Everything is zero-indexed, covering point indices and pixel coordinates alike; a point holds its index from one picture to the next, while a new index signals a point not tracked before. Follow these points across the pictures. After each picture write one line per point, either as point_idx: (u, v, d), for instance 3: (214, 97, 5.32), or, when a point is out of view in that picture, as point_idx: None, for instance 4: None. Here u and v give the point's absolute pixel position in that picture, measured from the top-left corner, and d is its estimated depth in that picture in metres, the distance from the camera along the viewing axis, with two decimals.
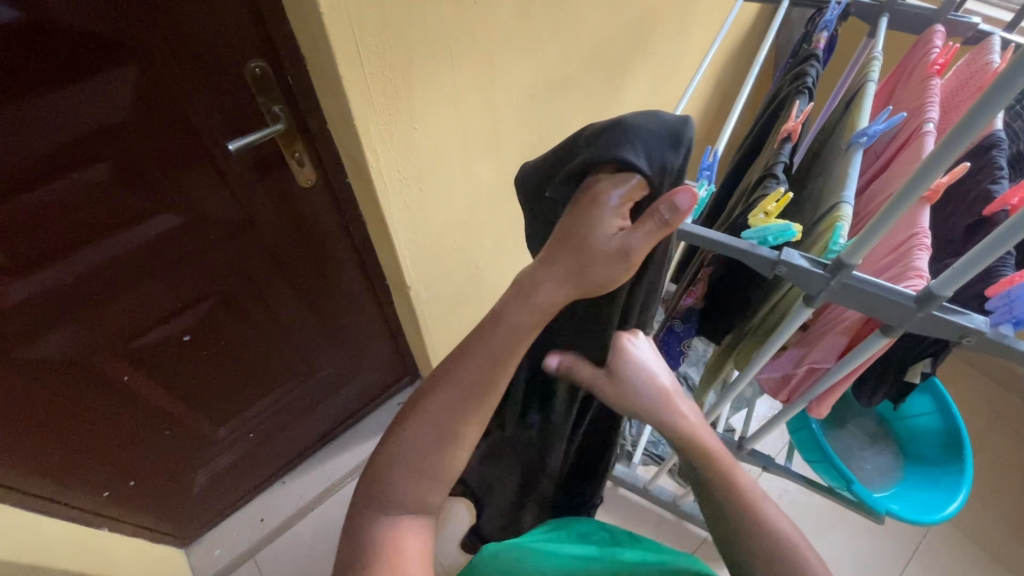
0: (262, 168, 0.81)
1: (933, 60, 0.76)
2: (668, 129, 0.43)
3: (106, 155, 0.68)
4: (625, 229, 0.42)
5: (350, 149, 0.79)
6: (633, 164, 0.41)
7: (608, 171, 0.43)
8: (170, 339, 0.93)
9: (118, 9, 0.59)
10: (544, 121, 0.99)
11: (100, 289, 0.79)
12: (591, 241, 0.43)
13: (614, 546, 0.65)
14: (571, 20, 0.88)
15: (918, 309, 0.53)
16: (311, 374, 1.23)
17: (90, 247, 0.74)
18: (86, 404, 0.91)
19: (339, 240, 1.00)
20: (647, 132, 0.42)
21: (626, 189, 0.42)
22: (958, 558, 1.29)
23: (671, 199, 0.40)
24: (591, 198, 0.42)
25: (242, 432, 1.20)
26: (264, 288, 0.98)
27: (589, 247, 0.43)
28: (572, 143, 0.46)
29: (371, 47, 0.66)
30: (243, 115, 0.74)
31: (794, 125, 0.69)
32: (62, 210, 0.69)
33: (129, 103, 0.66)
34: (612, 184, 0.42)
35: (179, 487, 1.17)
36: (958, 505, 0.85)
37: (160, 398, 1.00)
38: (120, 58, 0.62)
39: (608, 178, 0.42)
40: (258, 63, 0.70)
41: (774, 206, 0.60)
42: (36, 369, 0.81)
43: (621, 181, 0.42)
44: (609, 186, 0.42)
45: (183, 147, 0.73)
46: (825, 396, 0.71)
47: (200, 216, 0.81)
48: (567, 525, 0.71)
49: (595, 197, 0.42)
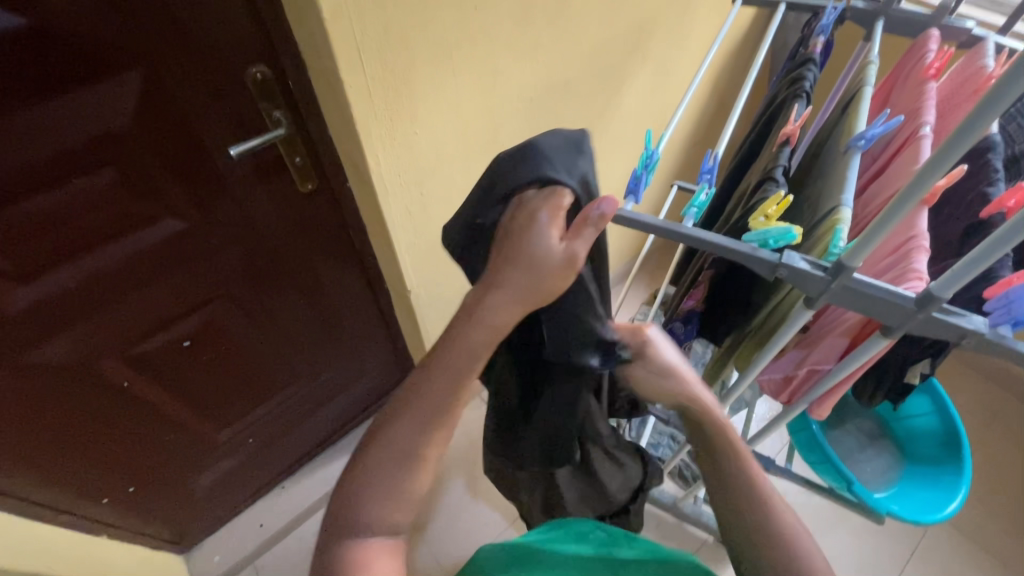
0: (263, 173, 0.81)
1: (928, 64, 0.78)
2: (567, 141, 0.49)
3: (108, 161, 0.68)
4: (564, 237, 0.46)
5: (351, 154, 0.80)
6: (558, 181, 0.46)
7: (535, 191, 0.47)
8: (171, 344, 0.93)
9: (121, 15, 0.59)
10: (544, 125, 0.99)
11: (102, 295, 0.79)
12: (540, 258, 0.46)
13: (612, 545, 0.66)
14: (570, 24, 0.88)
15: (918, 311, 0.53)
16: (312, 379, 1.23)
17: (93, 253, 0.74)
18: (86, 410, 0.90)
19: (340, 244, 1.00)
20: (554, 148, 0.48)
21: (555, 203, 0.46)
22: (957, 558, 1.29)
23: (595, 207, 0.45)
24: (526, 220, 0.46)
25: (242, 438, 1.20)
26: (264, 292, 0.98)
27: (538, 263, 0.46)
28: (490, 173, 0.50)
29: (373, 53, 0.67)
30: (244, 119, 0.74)
31: (792, 129, 0.70)
32: (65, 216, 0.69)
33: (132, 109, 0.66)
34: (541, 204, 0.46)
35: (178, 494, 1.17)
36: (957, 505, 0.85)
37: (161, 404, 0.99)
38: (122, 64, 0.62)
39: (539, 198, 0.46)
40: (260, 69, 0.70)
41: (774, 209, 0.61)
42: (37, 375, 0.81)
43: (547, 198, 0.46)
44: (535, 207, 0.46)
45: (186, 154, 0.73)
46: (826, 397, 0.71)
47: (202, 221, 0.81)
48: (563, 523, 0.71)
49: (531, 218, 0.46)
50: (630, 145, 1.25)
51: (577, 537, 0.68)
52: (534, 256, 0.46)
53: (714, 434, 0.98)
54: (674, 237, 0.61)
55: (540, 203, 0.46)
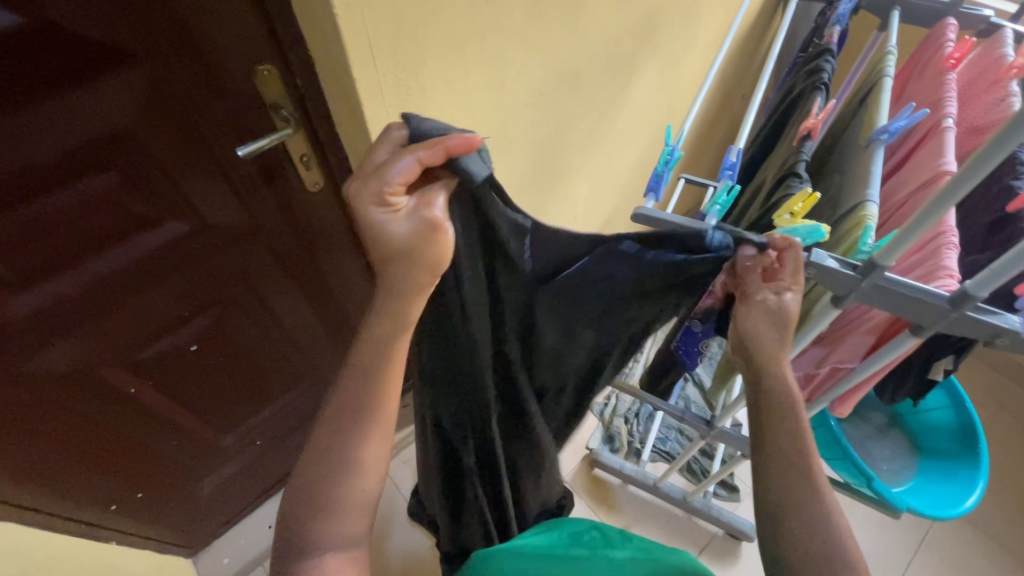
0: (270, 173, 0.79)
1: (948, 55, 0.80)
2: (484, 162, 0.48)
3: (113, 163, 0.66)
4: (402, 206, 0.48)
5: (360, 154, 0.77)
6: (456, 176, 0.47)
7: (417, 192, 0.48)
8: (179, 349, 0.91)
9: (122, 12, 0.57)
10: (554, 119, 0.97)
11: (107, 299, 0.77)
12: (417, 254, 0.49)
13: (606, 546, 0.72)
14: (582, 16, 0.86)
15: (951, 310, 0.52)
16: (320, 380, 1.21)
17: (97, 256, 0.72)
18: (89, 418, 0.88)
19: (346, 245, 0.97)
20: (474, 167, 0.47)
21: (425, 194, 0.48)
22: (966, 549, 1.30)
23: (408, 203, 0.48)
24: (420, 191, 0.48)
25: (250, 439, 1.18)
26: (269, 292, 0.96)
27: (418, 258, 0.49)
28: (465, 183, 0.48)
29: (384, 48, 0.64)
30: (249, 119, 0.72)
31: (815, 123, 0.69)
32: (68, 220, 0.66)
33: (136, 109, 0.64)
34: (434, 189, 0.48)
35: (185, 499, 1.15)
36: (975, 499, 0.82)
37: (169, 409, 0.98)
38: (125, 63, 0.60)
39: (423, 148, 0.45)
40: (266, 66, 0.67)
41: (801, 205, 0.60)
42: (42, 383, 0.79)
43: (429, 224, 0.48)
44: (391, 170, 0.45)
45: (191, 155, 0.71)
46: (847, 396, 0.70)
47: (208, 223, 0.79)
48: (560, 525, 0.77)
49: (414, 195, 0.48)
50: (637, 139, 1.24)
51: (572, 538, 0.75)
52: (406, 249, 0.49)
53: (726, 429, 0.97)
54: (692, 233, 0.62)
55: (387, 146, 0.48)
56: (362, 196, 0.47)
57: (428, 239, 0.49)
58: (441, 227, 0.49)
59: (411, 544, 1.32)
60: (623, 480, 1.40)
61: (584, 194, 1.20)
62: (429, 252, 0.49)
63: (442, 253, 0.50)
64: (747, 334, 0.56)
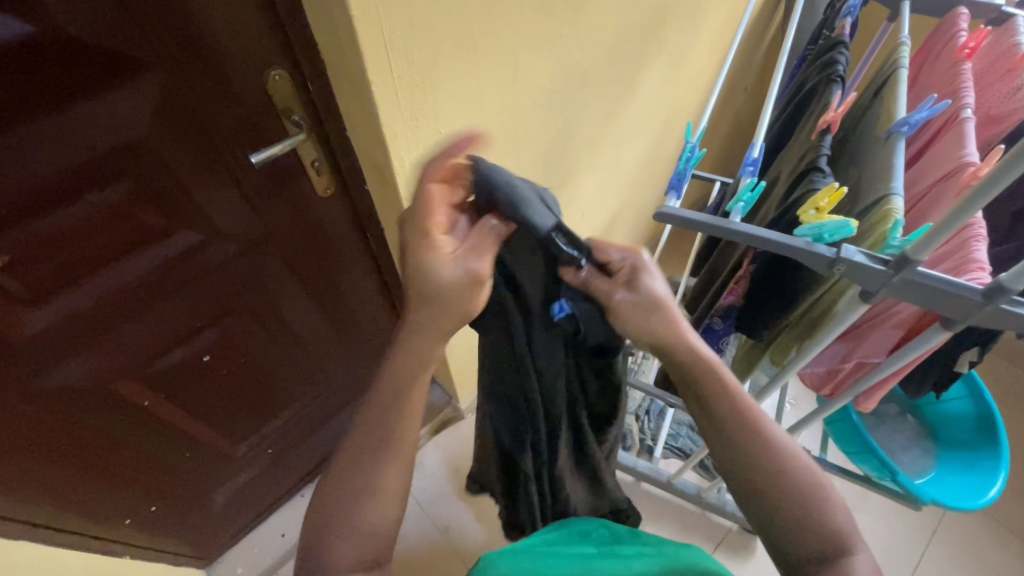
0: (281, 180, 0.78)
1: (962, 44, 0.79)
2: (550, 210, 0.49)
3: (125, 173, 0.65)
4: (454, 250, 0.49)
5: (374, 158, 0.76)
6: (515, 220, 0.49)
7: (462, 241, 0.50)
8: (190, 360, 0.89)
9: (132, 19, 0.55)
10: (564, 117, 0.96)
11: (119, 312, 0.75)
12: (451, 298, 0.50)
13: (614, 544, 0.73)
14: (592, 12, 0.85)
15: (985, 303, 0.52)
16: (331, 386, 1.20)
17: (109, 268, 0.71)
18: (102, 432, 0.87)
19: (357, 248, 0.96)
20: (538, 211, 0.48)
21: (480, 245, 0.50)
22: (980, 536, 1.30)
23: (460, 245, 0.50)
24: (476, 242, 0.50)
25: (262, 448, 1.17)
26: (280, 300, 0.94)
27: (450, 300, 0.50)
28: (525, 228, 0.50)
29: (400, 51, 0.63)
30: (262, 125, 0.70)
31: (835, 116, 0.69)
32: (79, 233, 0.65)
33: (147, 118, 0.62)
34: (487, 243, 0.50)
35: (199, 511, 1.14)
36: (998, 490, 0.82)
37: (183, 421, 0.97)
38: (137, 71, 0.58)
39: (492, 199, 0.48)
40: (279, 71, 0.66)
41: (827, 201, 0.59)
42: (54, 399, 0.77)
43: (472, 276, 0.50)
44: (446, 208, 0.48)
45: (203, 163, 0.70)
46: (872, 390, 0.70)
47: (219, 232, 0.78)
48: (569, 523, 0.79)
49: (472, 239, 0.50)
50: (644, 135, 1.23)
51: (582, 536, 0.77)
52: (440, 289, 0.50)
53: None
54: (718, 233, 0.62)
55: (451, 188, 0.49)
56: (416, 232, 0.49)
57: (465, 285, 0.50)
58: (482, 284, 0.50)
59: (425, 547, 1.31)
60: (636, 477, 1.40)
61: (593, 192, 1.19)
62: (464, 301, 0.51)
63: (474, 306, 0.51)
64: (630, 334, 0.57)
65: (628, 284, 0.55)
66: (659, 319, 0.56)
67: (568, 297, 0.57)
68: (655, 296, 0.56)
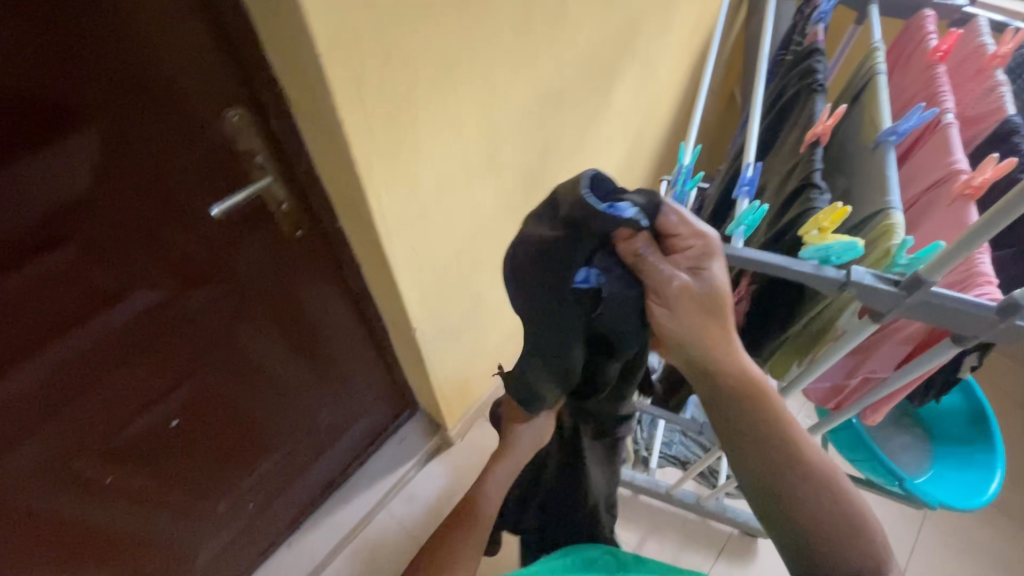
0: (247, 225, 0.71)
1: (933, 46, 0.80)
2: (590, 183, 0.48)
3: (71, 235, 0.57)
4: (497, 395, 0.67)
5: (348, 197, 0.70)
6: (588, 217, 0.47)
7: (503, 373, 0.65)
8: (159, 424, 0.82)
9: (66, 67, 0.48)
10: (542, 135, 0.92)
11: (76, 384, 0.68)
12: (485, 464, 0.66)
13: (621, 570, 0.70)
14: (567, 28, 0.82)
15: (1000, 320, 0.51)
16: (313, 427, 1.13)
17: (61, 339, 0.63)
18: (62, 514, 0.78)
19: (333, 284, 0.90)
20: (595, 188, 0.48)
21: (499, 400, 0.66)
22: (968, 518, 1.34)
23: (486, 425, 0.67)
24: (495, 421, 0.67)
25: (241, 502, 1.09)
26: (253, 348, 0.88)
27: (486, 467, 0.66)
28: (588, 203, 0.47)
29: (373, 85, 0.58)
30: (222, 169, 0.64)
31: (824, 129, 0.66)
32: (23, 306, 0.58)
33: (90, 172, 0.55)
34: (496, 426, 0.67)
35: (179, 573, 1.07)
36: (998, 486, 0.84)
37: (155, 489, 0.89)
38: (75, 122, 0.51)
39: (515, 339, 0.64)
40: (237, 111, 0.60)
41: (829, 220, 0.57)
42: (5, 488, 0.69)
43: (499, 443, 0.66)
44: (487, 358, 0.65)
45: (159, 215, 0.63)
46: (879, 404, 0.69)
47: (183, 285, 0.71)
48: (573, 551, 0.74)
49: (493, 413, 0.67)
50: (620, 145, 1.21)
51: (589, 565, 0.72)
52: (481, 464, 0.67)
53: None
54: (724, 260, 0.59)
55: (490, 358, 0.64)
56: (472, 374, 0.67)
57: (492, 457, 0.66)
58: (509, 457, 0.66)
59: None
60: (634, 491, 1.38)
61: None
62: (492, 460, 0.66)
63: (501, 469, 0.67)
64: (679, 334, 0.51)
65: (692, 270, 0.50)
66: (711, 317, 0.51)
67: (599, 264, 0.50)
68: (715, 288, 0.50)
